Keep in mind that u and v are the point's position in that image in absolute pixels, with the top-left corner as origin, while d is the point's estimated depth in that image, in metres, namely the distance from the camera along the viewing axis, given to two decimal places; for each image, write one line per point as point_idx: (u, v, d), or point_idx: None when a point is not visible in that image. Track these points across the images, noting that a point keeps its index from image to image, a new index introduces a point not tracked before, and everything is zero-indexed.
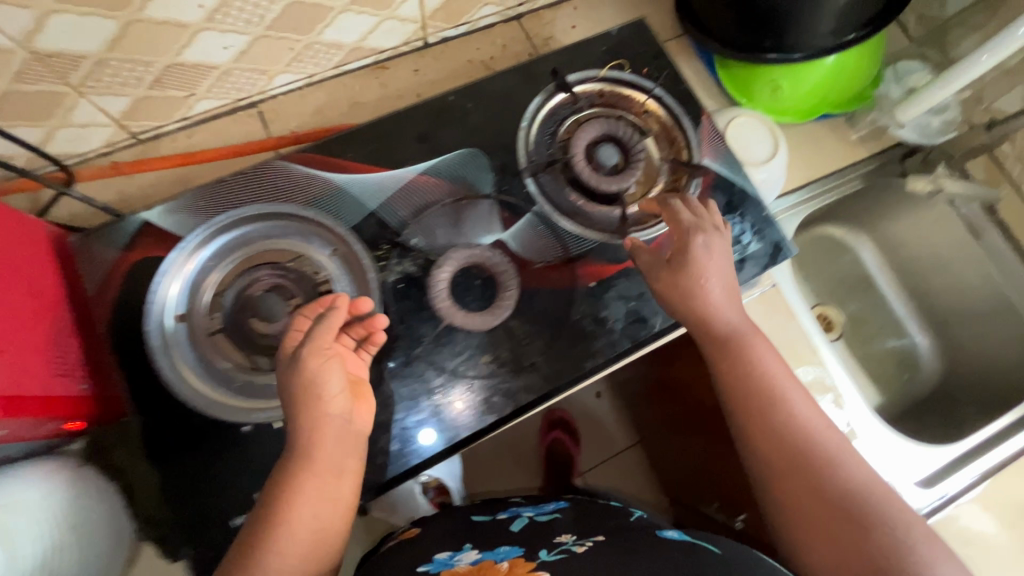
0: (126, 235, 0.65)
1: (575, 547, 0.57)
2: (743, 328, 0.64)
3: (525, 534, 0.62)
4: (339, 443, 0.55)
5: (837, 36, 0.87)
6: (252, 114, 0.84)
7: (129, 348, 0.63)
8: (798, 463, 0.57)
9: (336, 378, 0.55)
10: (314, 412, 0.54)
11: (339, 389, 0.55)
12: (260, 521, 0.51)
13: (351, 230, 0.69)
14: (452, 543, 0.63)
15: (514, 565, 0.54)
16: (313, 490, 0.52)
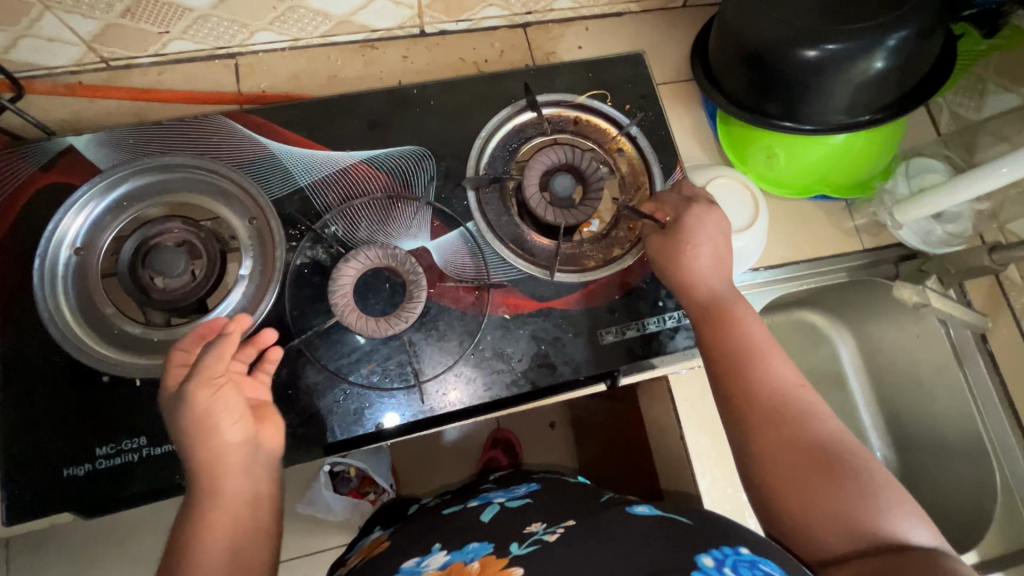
0: (46, 155, 0.64)
1: (548, 537, 0.49)
2: (731, 295, 0.61)
3: (496, 522, 0.54)
4: (241, 471, 0.50)
5: (850, 114, 0.80)
6: (228, 65, 0.83)
7: (16, 267, 0.61)
8: (775, 417, 0.52)
9: (230, 411, 0.50)
10: (208, 440, 0.49)
11: (236, 418, 0.51)
12: (171, 554, 0.46)
13: (273, 202, 0.66)
14: (418, 548, 0.53)
15: (484, 568, 0.46)
16: (218, 525, 0.47)
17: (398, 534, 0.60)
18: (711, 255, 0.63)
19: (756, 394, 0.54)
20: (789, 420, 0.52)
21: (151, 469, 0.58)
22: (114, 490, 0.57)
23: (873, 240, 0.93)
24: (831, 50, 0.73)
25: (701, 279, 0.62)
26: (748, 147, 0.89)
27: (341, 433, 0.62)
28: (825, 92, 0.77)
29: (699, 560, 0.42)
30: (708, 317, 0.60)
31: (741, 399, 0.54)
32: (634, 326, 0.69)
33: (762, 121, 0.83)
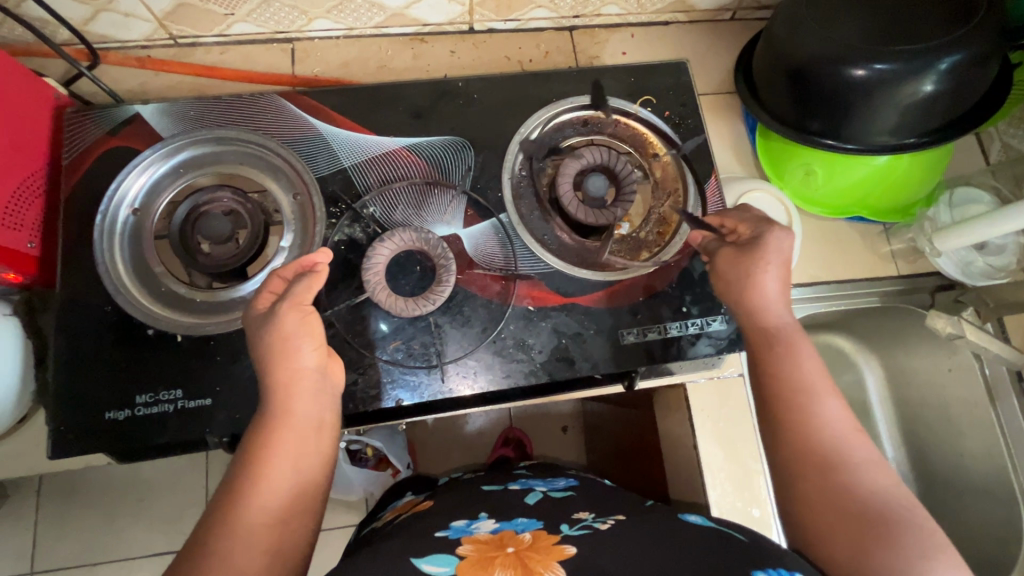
0: (114, 121, 0.68)
1: (597, 524, 0.57)
2: (793, 329, 0.58)
3: (542, 506, 0.63)
4: (314, 394, 0.53)
5: (895, 136, 0.79)
6: (285, 49, 0.87)
7: (80, 222, 0.66)
8: (818, 460, 0.50)
9: (315, 333, 0.54)
10: (291, 357, 0.52)
11: (316, 341, 0.54)
12: (240, 464, 0.49)
13: (318, 180, 0.69)
14: (468, 511, 0.63)
15: (536, 539, 0.54)
16: (288, 441, 0.50)
17: (435, 505, 0.67)
18: (782, 280, 0.59)
19: (796, 428, 0.53)
20: (831, 470, 0.50)
21: (184, 422, 0.61)
22: (148, 437, 0.61)
23: (909, 266, 0.91)
24: (881, 69, 0.73)
25: (769, 307, 0.58)
26: (786, 163, 0.88)
27: (356, 407, 0.64)
28: (871, 113, 0.77)
29: (754, 575, 0.45)
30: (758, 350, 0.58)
31: (788, 436, 0.53)
32: (656, 329, 0.69)
33: (803, 138, 0.82)
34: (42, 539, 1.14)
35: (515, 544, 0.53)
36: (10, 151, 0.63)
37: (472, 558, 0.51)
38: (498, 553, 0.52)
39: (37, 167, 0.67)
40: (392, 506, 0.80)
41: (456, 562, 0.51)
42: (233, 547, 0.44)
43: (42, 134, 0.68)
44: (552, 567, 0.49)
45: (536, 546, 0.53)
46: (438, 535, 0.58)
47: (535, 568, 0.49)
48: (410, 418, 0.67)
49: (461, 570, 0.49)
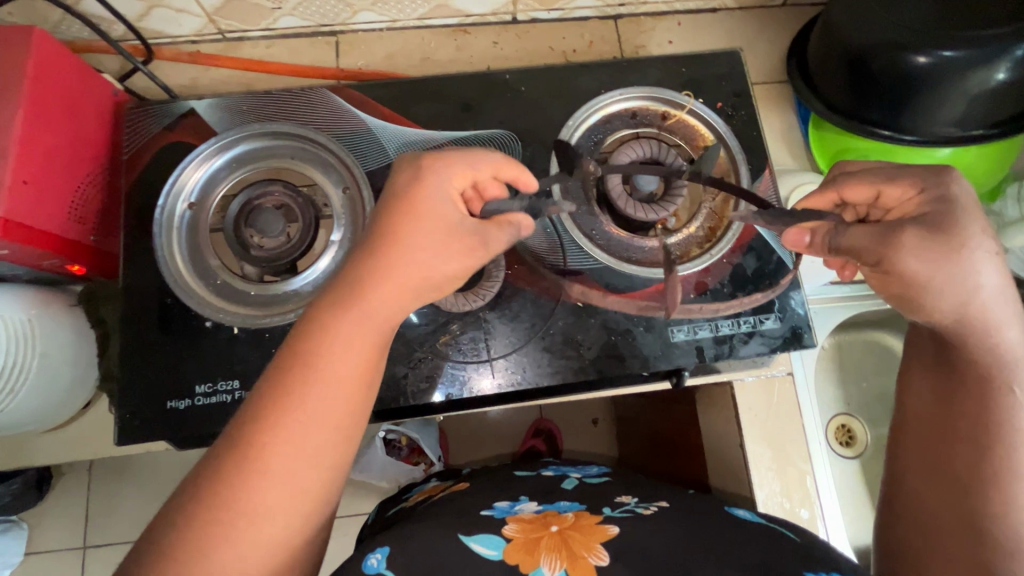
0: (172, 116, 0.70)
1: (640, 510, 0.57)
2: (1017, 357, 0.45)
3: (581, 491, 0.63)
4: (370, 323, 0.45)
5: (960, 128, 0.76)
6: (330, 42, 0.87)
7: (139, 215, 0.67)
8: (988, 520, 0.43)
9: (412, 252, 0.47)
10: (374, 269, 0.46)
11: (407, 264, 0.46)
12: (317, 330, 0.45)
13: (366, 174, 0.70)
14: (507, 494, 0.63)
15: (579, 518, 0.55)
16: (330, 363, 0.43)
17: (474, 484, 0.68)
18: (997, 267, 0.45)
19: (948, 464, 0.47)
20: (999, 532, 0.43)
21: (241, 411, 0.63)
22: (207, 425, 0.62)
23: None
24: (949, 56, 0.69)
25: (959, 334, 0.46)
26: (841, 154, 0.84)
27: (406, 400, 0.64)
28: (933, 102, 0.73)
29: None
30: (950, 378, 0.48)
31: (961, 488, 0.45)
32: (707, 326, 0.68)
33: (859, 128, 0.78)
34: (94, 515, 1.20)
35: (558, 524, 0.53)
36: (75, 146, 0.65)
37: (519, 541, 0.51)
38: (542, 534, 0.52)
39: (99, 161, 0.69)
40: (419, 489, 0.80)
41: (504, 545, 0.51)
42: (245, 505, 0.40)
43: (105, 128, 0.70)
44: (597, 551, 0.50)
45: (580, 525, 0.53)
46: (483, 514, 0.57)
47: (579, 554, 0.49)
48: (448, 413, 0.66)
49: (508, 555, 0.50)
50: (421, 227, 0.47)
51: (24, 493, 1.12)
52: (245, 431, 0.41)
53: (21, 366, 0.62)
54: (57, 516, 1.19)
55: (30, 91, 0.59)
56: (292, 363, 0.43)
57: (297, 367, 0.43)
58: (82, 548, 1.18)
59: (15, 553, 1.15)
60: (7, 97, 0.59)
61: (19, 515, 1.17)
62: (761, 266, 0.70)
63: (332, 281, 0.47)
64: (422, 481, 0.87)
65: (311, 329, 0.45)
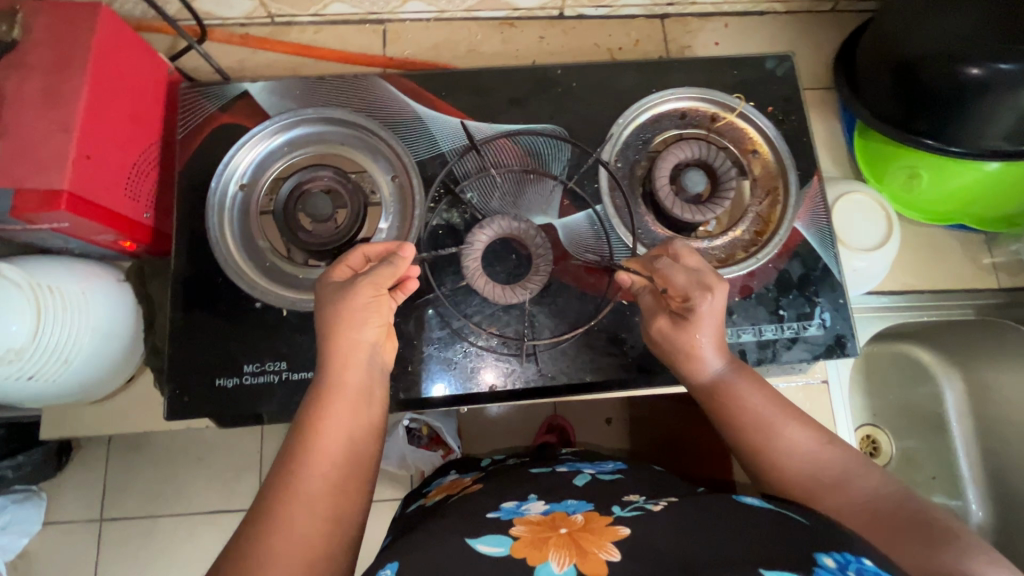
0: (225, 98, 0.70)
1: (650, 506, 0.57)
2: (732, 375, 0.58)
3: (590, 488, 0.64)
4: (356, 392, 0.53)
5: (1010, 142, 0.74)
6: (377, 30, 0.87)
7: (192, 196, 0.68)
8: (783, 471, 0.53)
9: (353, 354, 0.54)
10: (346, 379, 0.53)
11: (357, 366, 0.54)
12: (310, 401, 0.52)
13: (417, 163, 0.70)
14: (517, 493, 0.64)
15: (589, 520, 0.54)
16: (331, 428, 0.50)
17: (488, 484, 0.70)
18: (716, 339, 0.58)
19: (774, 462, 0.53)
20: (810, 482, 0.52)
21: (287, 393, 0.63)
22: (254, 405, 0.63)
23: (1011, 279, 0.88)
24: (1004, 70, 0.68)
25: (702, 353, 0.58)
26: (887, 164, 0.84)
27: (450, 389, 0.65)
28: (985, 115, 0.72)
29: (820, 559, 0.43)
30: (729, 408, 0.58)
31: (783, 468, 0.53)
32: (751, 331, 0.68)
33: (905, 138, 0.78)
34: (113, 488, 1.21)
35: (567, 525, 0.53)
36: (133, 125, 0.66)
37: (528, 538, 0.51)
38: (551, 533, 0.52)
39: (155, 141, 0.70)
40: (437, 484, 0.83)
41: (511, 542, 0.51)
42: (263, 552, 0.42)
43: (159, 108, 0.71)
44: (607, 548, 0.49)
45: (590, 527, 0.52)
46: (489, 516, 0.59)
47: (589, 549, 0.49)
48: (486, 402, 0.66)
49: (517, 550, 0.50)
50: (361, 332, 0.55)
51: (46, 463, 1.13)
52: (253, 530, 0.43)
53: (74, 340, 0.63)
54: (77, 486, 1.21)
55: (94, 66, 0.60)
56: (283, 474, 0.47)
57: (288, 472, 0.47)
58: (100, 520, 1.20)
59: (34, 521, 1.17)
60: (70, 71, 0.59)
61: (40, 484, 1.19)
62: (807, 272, 0.70)
63: (306, 401, 0.53)
64: (441, 474, 0.89)
65: (293, 442, 0.49)
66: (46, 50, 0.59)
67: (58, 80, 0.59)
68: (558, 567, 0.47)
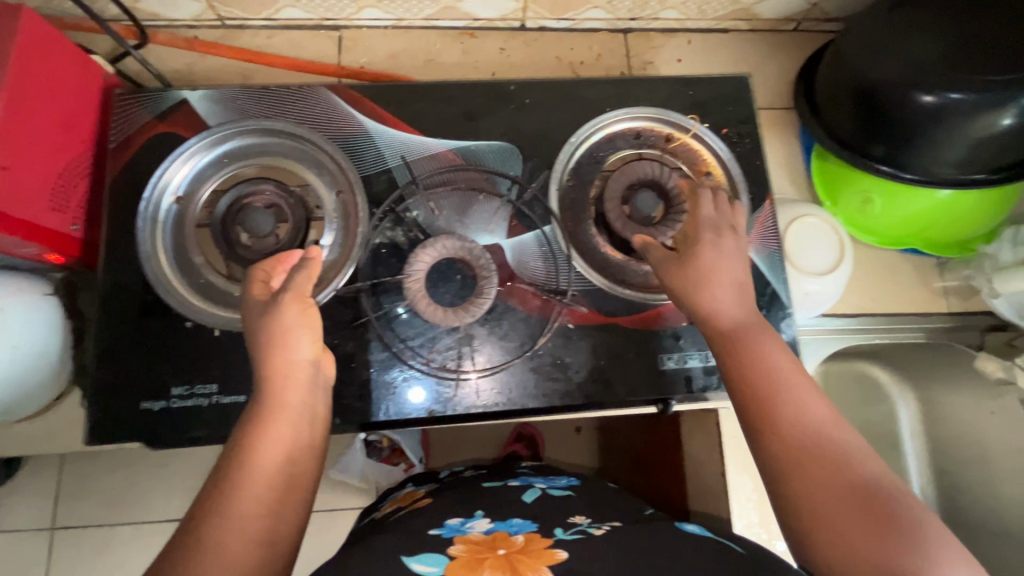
0: (162, 105, 0.67)
1: (592, 530, 0.53)
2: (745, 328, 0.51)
3: (539, 506, 0.60)
4: (298, 410, 0.49)
5: (962, 170, 0.75)
6: (333, 37, 0.85)
7: (124, 208, 0.65)
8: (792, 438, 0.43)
9: (286, 373, 0.50)
10: (286, 396, 0.49)
11: (294, 387, 0.50)
12: (247, 419, 0.48)
13: (362, 178, 0.68)
14: (463, 510, 0.61)
15: (529, 542, 0.51)
16: (266, 449, 0.45)
17: (438, 496, 0.67)
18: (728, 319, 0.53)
19: (776, 456, 0.43)
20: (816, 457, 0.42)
21: (218, 417, 0.61)
22: (183, 429, 0.61)
23: (962, 302, 0.88)
24: (955, 99, 0.68)
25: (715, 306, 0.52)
26: (841, 187, 0.84)
27: (388, 415, 0.63)
28: (938, 143, 0.72)
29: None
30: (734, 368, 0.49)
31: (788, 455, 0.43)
32: (697, 356, 0.67)
33: (861, 163, 0.78)
34: (63, 498, 1.17)
35: (504, 547, 0.50)
36: (60, 132, 0.63)
37: (463, 559, 0.48)
38: (488, 555, 0.48)
39: (85, 149, 0.67)
40: (391, 498, 0.81)
41: (446, 563, 0.48)
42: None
43: (92, 114, 0.68)
44: (541, 571, 0.45)
45: (528, 549, 0.49)
46: (431, 533, 0.55)
47: (523, 572, 0.45)
48: (426, 427, 0.64)
49: (450, 570, 0.46)
50: (293, 351, 0.51)
51: None
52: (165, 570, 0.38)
53: None
54: (26, 495, 1.16)
55: (14, 71, 0.57)
56: None
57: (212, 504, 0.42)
58: (50, 529, 1.16)
59: None
60: None
61: None
62: (756, 298, 0.69)
63: (238, 427, 0.48)
64: (398, 487, 0.87)
65: (224, 463, 0.44)
66: None
67: None
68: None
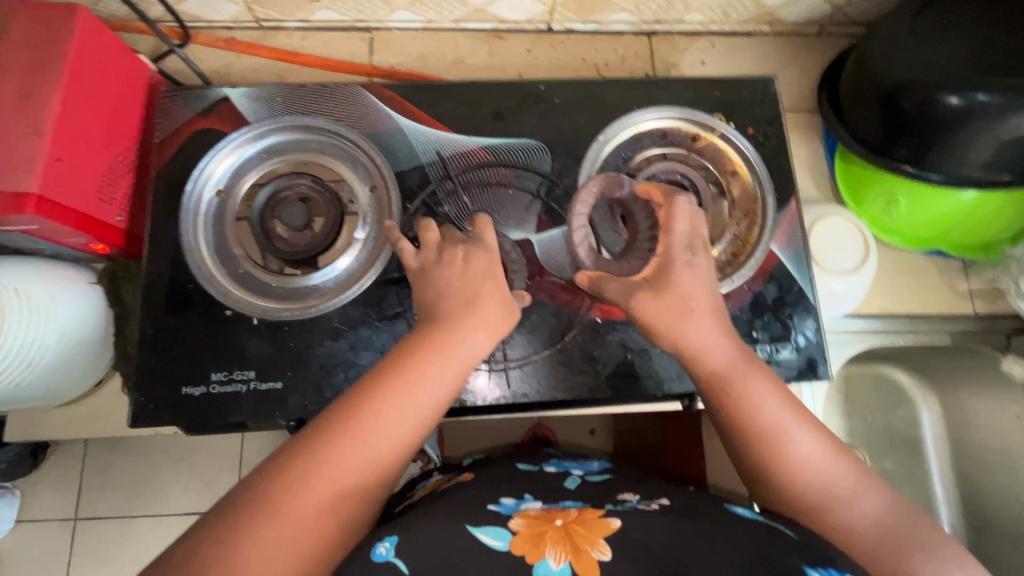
0: (204, 102, 0.70)
1: (642, 505, 0.53)
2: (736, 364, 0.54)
3: (583, 491, 0.60)
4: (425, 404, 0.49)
5: (989, 171, 0.75)
6: (365, 38, 0.87)
7: (167, 201, 0.68)
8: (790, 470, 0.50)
9: (427, 388, 0.49)
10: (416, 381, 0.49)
11: (427, 403, 0.49)
12: (376, 382, 0.48)
13: (395, 174, 0.70)
14: (512, 492, 0.59)
15: (583, 512, 0.51)
16: (377, 428, 0.46)
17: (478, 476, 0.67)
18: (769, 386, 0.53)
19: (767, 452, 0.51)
20: (813, 488, 0.49)
21: (255, 403, 0.63)
22: (221, 415, 0.62)
23: (987, 305, 0.88)
24: (982, 100, 0.68)
25: (700, 343, 0.54)
26: (865, 188, 0.84)
27: None
28: (963, 144, 0.72)
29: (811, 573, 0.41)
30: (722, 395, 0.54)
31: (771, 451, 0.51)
32: None
33: (886, 164, 0.78)
34: (88, 489, 1.19)
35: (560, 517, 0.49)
36: (110, 127, 0.65)
37: (526, 534, 0.47)
38: (546, 526, 0.48)
39: (131, 143, 0.69)
40: (419, 486, 0.79)
41: (510, 537, 0.47)
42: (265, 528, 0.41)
43: (138, 111, 0.70)
44: (601, 546, 0.46)
45: (583, 519, 0.49)
46: (488, 509, 0.53)
47: (583, 548, 0.45)
48: (457, 417, 0.66)
49: (514, 546, 0.46)
50: (461, 344, 0.51)
51: (21, 461, 1.11)
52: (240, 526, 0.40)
53: (41, 344, 0.62)
54: (53, 484, 1.19)
55: (70, 69, 0.59)
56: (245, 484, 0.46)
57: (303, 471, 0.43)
58: (74, 520, 1.18)
59: (6, 519, 1.16)
60: (44, 74, 0.59)
61: (13, 482, 1.18)
62: (782, 294, 0.70)
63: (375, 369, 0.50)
64: (422, 477, 0.87)
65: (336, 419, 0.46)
66: (21, 52, 0.59)
67: (32, 82, 0.58)
68: (555, 564, 0.44)
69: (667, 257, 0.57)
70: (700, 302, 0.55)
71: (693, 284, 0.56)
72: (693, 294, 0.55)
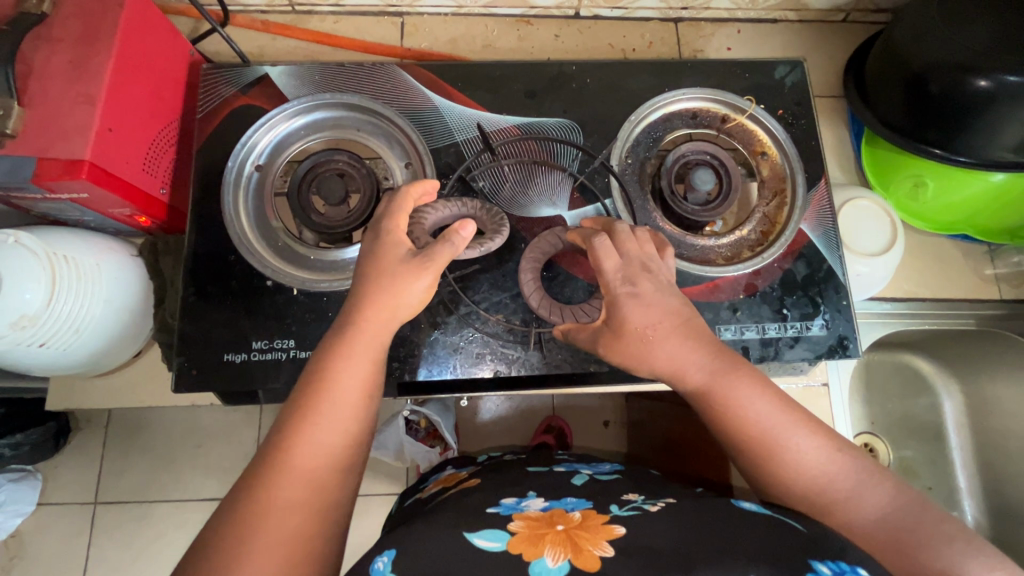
0: (245, 79, 0.71)
1: (647, 506, 0.52)
2: (717, 373, 0.53)
3: (588, 488, 0.60)
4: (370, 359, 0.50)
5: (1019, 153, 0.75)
6: (395, 22, 0.89)
7: (209, 175, 0.69)
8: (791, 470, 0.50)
9: (348, 372, 0.48)
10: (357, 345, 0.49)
11: (355, 390, 0.48)
12: (320, 359, 0.49)
13: (430, 150, 0.71)
14: (516, 492, 0.59)
15: (586, 517, 0.50)
16: (335, 400, 0.47)
17: (490, 477, 0.67)
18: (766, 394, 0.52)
19: (766, 456, 0.51)
20: (823, 487, 0.49)
21: (293, 371, 0.64)
22: (259, 381, 0.64)
23: (1011, 290, 0.89)
24: (1011, 81, 0.68)
25: (674, 364, 0.54)
26: (892, 172, 0.85)
27: (453, 373, 0.66)
28: (991, 128, 0.73)
29: (816, 568, 0.41)
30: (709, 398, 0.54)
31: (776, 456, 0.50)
32: (754, 328, 0.69)
33: (914, 148, 0.78)
34: (107, 473, 1.17)
35: (563, 522, 0.49)
36: (155, 101, 0.67)
37: (523, 534, 0.47)
38: (547, 530, 0.48)
39: (173, 118, 0.71)
40: (434, 479, 0.80)
41: (507, 538, 0.47)
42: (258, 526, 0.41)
43: (180, 87, 0.72)
44: (602, 545, 0.44)
45: (586, 524, 0.48)
46: (488, 513, 0.54)
47: (584, 546, 0.44)
48: (489, 389, 0.67)
49: (513, 546, 0.46)
50: (393, 299, 0.51)
51: (42, 444, 1.09)
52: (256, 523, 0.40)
53: (87, 311, 0.64)
54: (72, 468, 1.16)
55: (120, 42, 0.61)
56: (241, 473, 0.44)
57: (255, 501, 0.42)
58: (93, 503, 1.15)
59: (29, 501, 1.12)
60: (97, 45, 0.60)
61: (36, 465, 1.15)
62: (812, 272, 0.71)
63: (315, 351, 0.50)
64: (439, 470, 0.88)
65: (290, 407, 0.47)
66: (75, 24, 0.61)
67: (84, 54, 0.60)
68: (552, 563, 0.43)
69: (609, 296, 0.55)
70: (656, 328, 0.54)
71: (643, 314, 0.54)
72: (650, 323, 0.54)
